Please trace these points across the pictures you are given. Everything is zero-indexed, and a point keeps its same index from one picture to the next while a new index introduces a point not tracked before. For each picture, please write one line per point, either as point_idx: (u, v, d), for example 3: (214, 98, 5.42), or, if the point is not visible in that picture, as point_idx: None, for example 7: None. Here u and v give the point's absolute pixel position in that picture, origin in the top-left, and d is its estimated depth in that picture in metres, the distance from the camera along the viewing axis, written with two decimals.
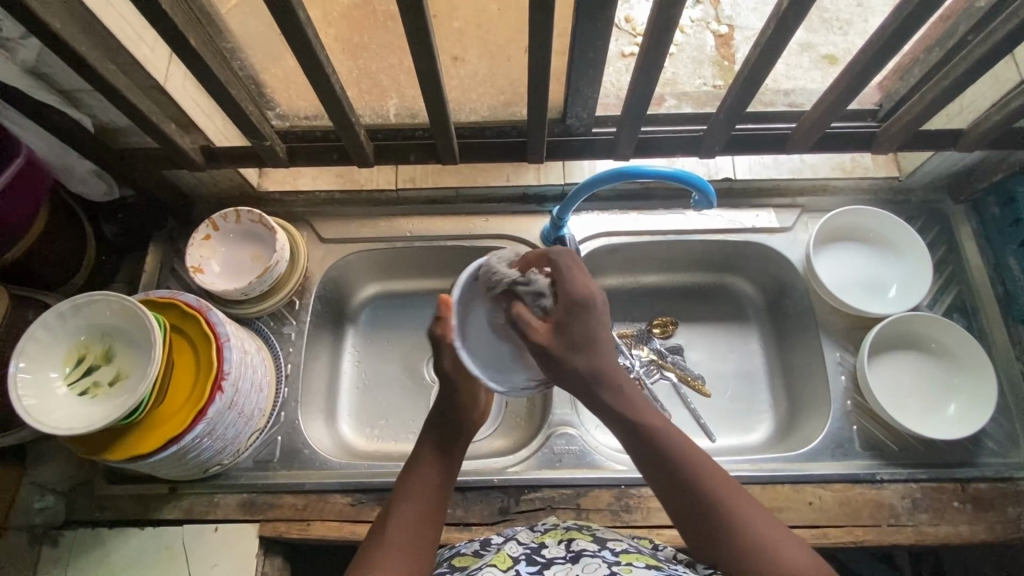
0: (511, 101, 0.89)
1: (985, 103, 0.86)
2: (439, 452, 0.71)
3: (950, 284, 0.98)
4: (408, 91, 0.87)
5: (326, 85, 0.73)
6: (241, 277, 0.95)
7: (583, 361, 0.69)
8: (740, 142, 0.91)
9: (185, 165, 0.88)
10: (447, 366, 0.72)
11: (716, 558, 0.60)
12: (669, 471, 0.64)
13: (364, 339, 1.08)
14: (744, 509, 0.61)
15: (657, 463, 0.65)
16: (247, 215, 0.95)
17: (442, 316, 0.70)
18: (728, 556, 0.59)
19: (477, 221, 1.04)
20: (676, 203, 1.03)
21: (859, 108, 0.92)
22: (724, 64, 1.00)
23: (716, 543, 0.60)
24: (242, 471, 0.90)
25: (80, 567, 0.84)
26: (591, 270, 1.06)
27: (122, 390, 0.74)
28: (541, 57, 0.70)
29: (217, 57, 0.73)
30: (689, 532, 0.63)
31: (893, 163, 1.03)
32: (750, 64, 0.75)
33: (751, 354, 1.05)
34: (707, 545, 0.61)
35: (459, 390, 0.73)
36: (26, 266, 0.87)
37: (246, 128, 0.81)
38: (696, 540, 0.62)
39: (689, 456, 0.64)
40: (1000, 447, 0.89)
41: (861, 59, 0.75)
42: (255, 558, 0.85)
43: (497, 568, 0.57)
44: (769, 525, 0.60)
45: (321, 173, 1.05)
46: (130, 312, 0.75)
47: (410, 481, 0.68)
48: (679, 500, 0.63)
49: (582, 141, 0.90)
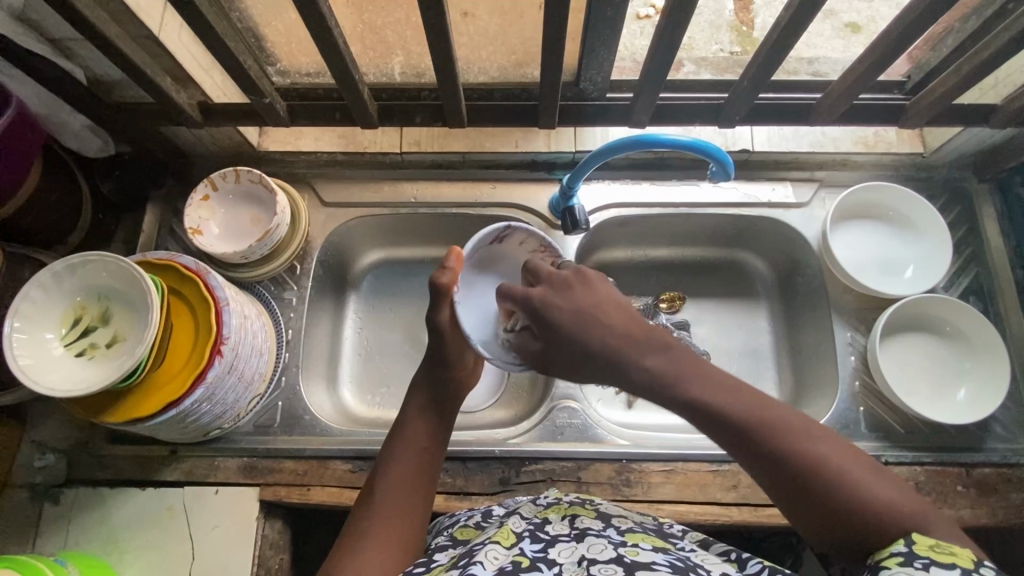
0: (522, 61, 0.85)
1: (1022, 76, 0.82)
2: (423, 412, 0.69)
3: (968, 266, 0.95)
4: (415, 48, 0.82)
5: (329, 40, 0.69)
6: (241, 239, 0.93)
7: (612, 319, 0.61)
8: (762, 111, 0.87)
9: (182, 121, 0.85)
10: (444, 318, 0.71)
11: (824, 524, 0.49)
12: (740, 435, 0.52)
13: (366, 306, 1.06)
14: (835, 456, 0.50)
15: (723, 428, 0.54)
16: (246, 175, 0.91)
17: (449, 268, 0.71)
18: (827, 518, 0.49)
19: (484, 187, 1.01)
20: (691, 174, 0.99)
21: (886, 80, 0.88)
22: (744, 31, 0.92)
23: (816, 507, 0.49)
24: (242, 436, 0.89)
25: (81, 525, 0.85)
26: (600, 241, 1.04)
27: (120, 352, 0.73)
28: (557, 15, 0.65)
29: (213, 6, 0.69)
30: (782, 499, 0.51)
31: (918, 139, 0.99)
32: (778, 28, 0.70)
33: (760, 332, 1.03)
34: (803, 510, 0.50)
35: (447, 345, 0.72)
36: (20, 223, 0.85)
37: (245, 83, 0.78)
38: (794, 507, 0.51)
39: (764, 415, 0.52)
40: (1008, 431, 0.88)
41: (896, 26, 0.70)
42: (255, 521, 0.85)
43: (501, 545, 0.56)
44: (865, 469, 0.49)
45: (323, 133, 1.01)
46: (127, 273, 0.74)
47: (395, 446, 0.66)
48: (764, 465, 0.52)
49: (595, 107, 0.87)
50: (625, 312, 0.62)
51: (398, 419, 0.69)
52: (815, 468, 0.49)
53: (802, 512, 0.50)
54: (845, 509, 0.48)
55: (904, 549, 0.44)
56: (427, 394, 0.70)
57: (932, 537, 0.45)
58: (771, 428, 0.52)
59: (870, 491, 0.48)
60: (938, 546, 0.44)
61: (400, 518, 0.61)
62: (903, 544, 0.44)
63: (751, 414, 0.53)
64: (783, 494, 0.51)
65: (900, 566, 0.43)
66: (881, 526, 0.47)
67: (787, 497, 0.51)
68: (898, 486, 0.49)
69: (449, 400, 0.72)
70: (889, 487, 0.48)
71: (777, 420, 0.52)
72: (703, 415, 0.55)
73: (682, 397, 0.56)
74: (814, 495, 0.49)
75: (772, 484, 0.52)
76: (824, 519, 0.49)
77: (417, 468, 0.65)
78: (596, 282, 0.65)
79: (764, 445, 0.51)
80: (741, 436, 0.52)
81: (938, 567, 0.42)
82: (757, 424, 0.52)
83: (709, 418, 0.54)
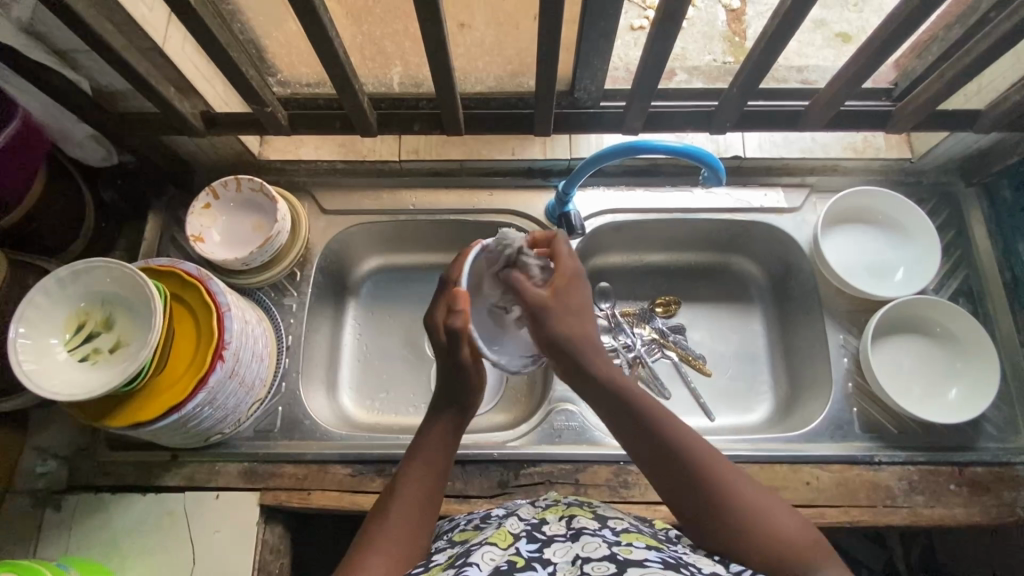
0: (518, 71, 0.87)
1: (1004, 82, 0.84)
2: (446, 433, 0.69)
3: (957, 269, 0.97)
4: (413, 58, 0.84)
5: (331, 50, 0.71)
6: (242, 246, 0.94)
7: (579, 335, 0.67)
8: (752, 118, 0.89)
9: (185, 130, 0.86)
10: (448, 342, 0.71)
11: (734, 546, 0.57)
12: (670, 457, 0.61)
13: (365, 313, 1.07)
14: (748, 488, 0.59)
15: (657, 450, 0.62)
16: (248, 183, 0.93)
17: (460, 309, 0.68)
18: (733, 542, 0.57)
19: (482, 194, 1.02)
20: (684, 181, 1.01)
21: (873, 87, 0.90)
22: (735, 41, 0.96)
23: (724, 528, 0.57)
24: (243, 441, 0.90)
25: (83, 531, 0.85)
26: (595, 247, 1.05)
27: (123, 357, 0.74)
28: (552, 26, 0.67)
29: (216, 18, 0.70)
30: (695, 521, 0.59)
31: (905, 144, 1.01)
32: (765, 37, 0.73)
33: (755, 335, 1.05)
34: (713, 533, 0.58)
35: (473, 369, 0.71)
36: (24, 231, 0.86)
37: (247, 93, 0.79)
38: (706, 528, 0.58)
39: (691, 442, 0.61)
40: (1000, 431, 0.89)
41: (880, 35, 0.72)
42: (256, 526, 0.86)
43: (498, 546, 0.57)
44: (770, 501, 0.59)
45: (323, 142, 1.04)
46: (130, 279, 0.75)
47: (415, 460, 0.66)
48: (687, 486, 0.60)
49: (589, 114, 0.88)
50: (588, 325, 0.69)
51: (422, 430, 0.69)
52: (730, 499, 0.58)
53: (711, 532, 0.58)
54: (751, 534, 0.56)
55: None
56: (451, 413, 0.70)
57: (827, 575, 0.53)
58: (699, 456, 0.61)
59: (773, 520, 0.57)
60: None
61: (402, 542, 0.60)
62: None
63: (684, 442, 0.61)
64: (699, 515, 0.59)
65: None
66: (779, 552, 0.55)
67: (700, 520, 0.59)
68: (797, 521, 0.58)
69: (463, 424, 0.71)
70: (789, 519, 0.57)
71: (705, 453, 0.61)
72: (642, 434, 0.63)
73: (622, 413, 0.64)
74: (726, 520, 0.57)
75: (688, 506, 0.60)
76: (728, 542, 0.57)
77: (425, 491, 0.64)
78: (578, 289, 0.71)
79: (690, 469, 0.60)
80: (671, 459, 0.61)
81: None
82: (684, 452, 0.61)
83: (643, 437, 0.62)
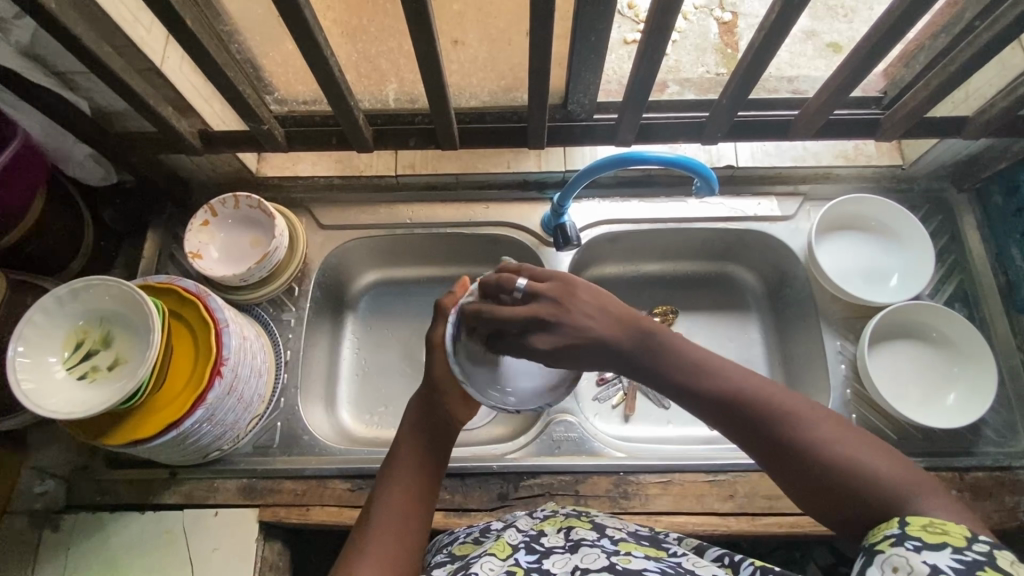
0: (511, 86, 0.88)
1: (990, 90, 0.85)
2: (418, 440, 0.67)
3: (951, 273, 0.97)
4: (408, 75, 0.86)
5: (325, 68, 0.72)
6: (240, 262, 0.95)
7: (607, 320, 0.60)
8: (743, 128, 0.90)
9: (183, 149, 0.87)
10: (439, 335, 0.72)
11: (815, 491, 0.50)
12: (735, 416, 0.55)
13: (364, 326, 1.08)
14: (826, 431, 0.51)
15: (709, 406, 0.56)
16: (246, 201, 0.94)
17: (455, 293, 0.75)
18: (821, 491, 0.49)
19: (478, 208, 1.03)
20: (678, 191, 1.02)
21: (863, 96, 0.91)
22: (728, 52, 0.99)
23: (815, 483, 0.50)
24: (241, 457, 0.90)
25: (81, 550, 0.85)
26: (591, 257, 1.06)
27: (122, 374, 0.74)
28: (543, 41, 0.68)
29: (214, 39, 0.72)
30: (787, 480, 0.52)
31: (896, 151, 1.02)
32: (752, 48, 0.74)
33: (752, 343, 1.05)
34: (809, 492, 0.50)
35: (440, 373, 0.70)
36: (23, 250, 0.87)
37: (244, 111, 0.80)
38: (787, 477, 0.51)
39: (749, 392, 0.54)
40: (999, 435, 0.89)
41: (865, 45, 0.74)
42: (255, 543, 0.85)
43: (496, 557, 0.57)
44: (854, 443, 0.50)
45: (319, 158, 1.04)
46: (128, 297, 0.75)
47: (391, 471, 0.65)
48: (760, 445, 0.53)
49: (582, 127, 0.89)
50: (620, 313, 0.60)
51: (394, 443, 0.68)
52: (803, 445, 0.51)
53: (804, 490, 0.50)
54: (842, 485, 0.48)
55: (898, 530, 0.44)
56: (421, 419, 0.69)
57: (925, 511, 0.44)
58: (760, 404, 0.54)
59: (857, 463, 0.48)
60: (931, 525, 0.43)
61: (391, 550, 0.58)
62: (896, 525, 0.44)
63: (740, 394, 0.55)
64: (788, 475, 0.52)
65: (893, 547, 0.43)
66: (876, 496, 0.47)
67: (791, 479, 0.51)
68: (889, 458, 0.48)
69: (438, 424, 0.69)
70: (880, 458, 0.48)
71: (768, 403, 0.53)
72: (694, 396, 0.57)
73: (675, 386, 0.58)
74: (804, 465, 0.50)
75: (775, 465, 0.53)
76: (826, 497, 0.49)
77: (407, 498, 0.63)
78: (573, 283, 0.61)
79: (751, 420, 0.53)
80: (732, 411, 0.55)
81: (930, 550, 0.41)
82: (742, 402, 0.54)
83: (698, 397, 0.56)
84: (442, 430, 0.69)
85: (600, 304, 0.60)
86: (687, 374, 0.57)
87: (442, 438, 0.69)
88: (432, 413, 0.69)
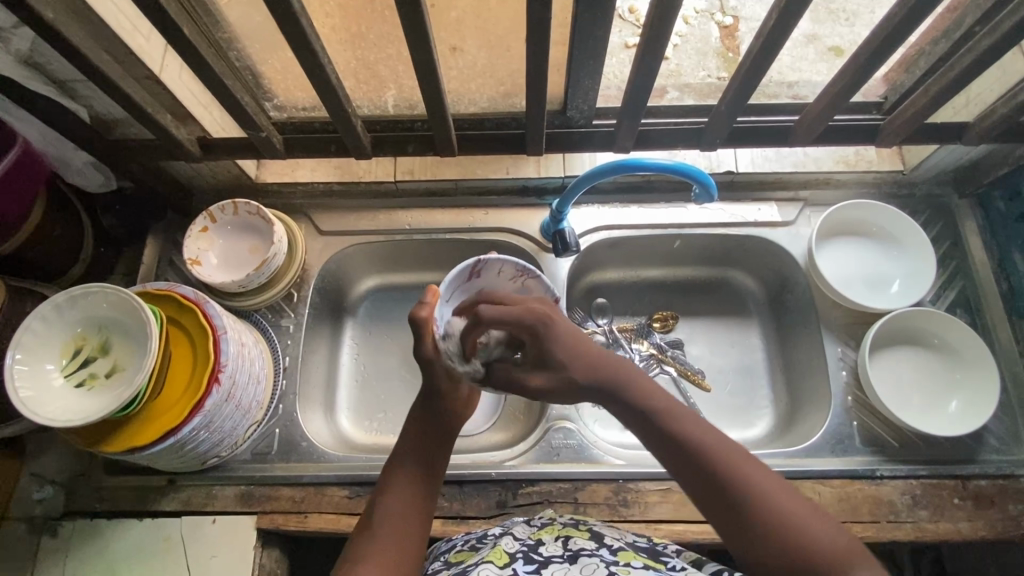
0: (510, 92, 0.87)
1: (991, 96, 0.85)
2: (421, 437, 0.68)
3: (953, 280, 0.97)
4: (407, 82, 0.86)
5: (323, 76, 0.72)
6: (238, 269, 0.95)
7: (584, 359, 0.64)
8: (742, 134, 0.90)
9: (182, 156, 0.87)
10: (430, 350, 0.69)
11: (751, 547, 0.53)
12: (696, 464, 0.56)
13: (363, 331, 1.08)
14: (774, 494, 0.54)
15: (672, 446, 0.58)
16: (245, 207, 0.94)
17: (427, 302, 0.68)
18: (765, 546, 0.52)
19: (477, 213, 1.03)
20: (678, 196, 1.02)
21: (864, 100, 0.90)
22: (729, 56, 0.99)
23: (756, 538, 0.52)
24: (239, 464, 0.90)
25: (78, 555, 0.85)
26: (590, 263, 1.05)
27: (119, 382, 0.74)
28: (540, 48, 0.68)
29: (212, 47, 0.72)
30: (714, 526, 0.56)
31: (898, 156, 1.02)
32: (751, 55, 0.74)
33: (753, 349, 1.05)
34: (742, 543, 0.53)
35: (438, 376, 0.70)
36: (22, 258, 0.87)
37: (243, 119, 0.81)
38: (729, 529, 0.54)
39: (713, 443, 0.57)
40: (1002, 443, 0.88)
41: (864, 51, 0.73)
42: (253, 550, 0.85)
43: (495, 565, 0.56)
44: (804, 508, 0.53)
45: (319, 164, 1.05)
46: (127, 304, 0.75)
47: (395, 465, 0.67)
48: (711, 490, 0.55)
49: (581, 133, 0.89)
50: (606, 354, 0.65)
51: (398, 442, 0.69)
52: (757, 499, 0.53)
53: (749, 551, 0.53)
54: (778, 543, 0.51)
55: None
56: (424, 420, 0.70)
57: None
58: (722, 456, 0.56)
59: (808, 530, 0.51)
60: None
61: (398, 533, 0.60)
62: None
63: (701, 443, 0.57)
64: (721, 521, 0.55)
65: None
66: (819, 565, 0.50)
67: (725, 526, 0.54)
68: (837, 531, 0.52)
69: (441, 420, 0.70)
70: (831, 532, 0.51)
71: (729, 457, 0.56)
72: (659, 433, 0.59)
73: (652, 428, 0.60)
74: (751, 519, 0.53)
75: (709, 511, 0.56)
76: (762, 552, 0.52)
77: (414, 489, 0.64)
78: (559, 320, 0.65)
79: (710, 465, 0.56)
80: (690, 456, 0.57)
81: None
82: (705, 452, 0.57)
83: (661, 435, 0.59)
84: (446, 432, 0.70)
85: (584, 347, 0.65)
86: (658, 413, 0.60)
87: (447, 436, 0.70)
88: (437, 420, 0.70)
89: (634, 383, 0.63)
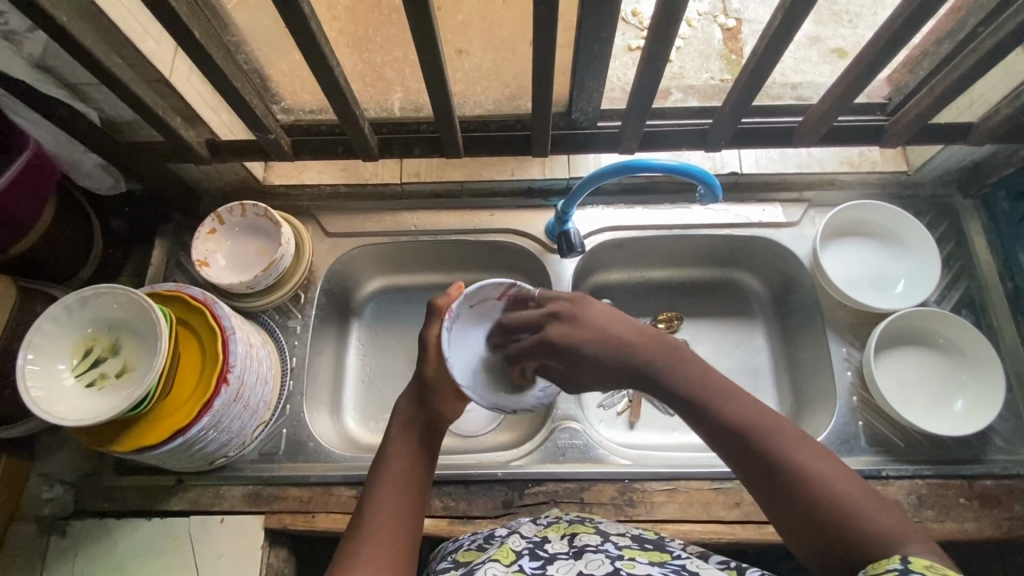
0: (516, 94, 0.88)
1: (995, 96, 0.85)
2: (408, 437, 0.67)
3: (959, 280, 0.97)
4: (414, 84, 0.86)
5: (331, 79, 0.73)
6: (246, 270, 0.95)
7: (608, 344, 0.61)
8: (746, 135, 0.90)
9: (191, 158, 0.88)
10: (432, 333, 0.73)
11: (801, 526, 0.50)
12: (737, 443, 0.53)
13: (369, 333, 1.08)
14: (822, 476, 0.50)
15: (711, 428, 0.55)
16: (253, 209, 0.95)
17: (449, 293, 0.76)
18: (814, 526, 0.49)
19: (482, 215, 1.04)
20: (682, 197, 1.02)
21: (868, 101, 0.90)
22: (732, 58, 1.00)
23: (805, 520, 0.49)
24: (246, 464, 0.90)
25: (88, 554, 0.86)
26: (595, 264, 1.06)
27: (129, 382, 0.75)
28: (546, 50, 0.69)
29: (221, 50, 0.72)
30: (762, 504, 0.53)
31: (902, 157, 1.02)
32: (755, 56, 0.74)
33: (758, 350, 1.05)
34: (792, 524, 0.50)
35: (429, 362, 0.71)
36: (33, 259, 0.88)
37: (251, 121, 0.81)
38: (777, 508, 0.51)
39: (756, 420, 0.53)
40: (1008, 443, 0.88)
41: (868, 52, 0.74)
42: (260, 550, 0.86)
43: (501, 563, 0.57)
44: (855, 485, 0.50)
45: (325, 167, 1.05)
46: (137, 304, 0.76)
47: (383, 465, 0.65)
48: (756, 470, 0.52)
49: (586, 135, 0.90)
50: (633, 328, 0.61)
51: (385, 442, 0.68)
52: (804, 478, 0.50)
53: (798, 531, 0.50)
54: (829, 523, 0.48)
55: (901, 565, 0.44)
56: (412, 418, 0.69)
57: (918, 554, 0.45)
58: (764, 434, 0.53)
59: (860, 510, 0.48)
60: (932, 568, 0.43)
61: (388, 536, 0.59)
62: (898, 562, 0.44)
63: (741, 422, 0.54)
64: (768, 500, 0.52)
65: None
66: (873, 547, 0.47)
67: (775, 507, 0.51)
68: (888, 508, 0.49)
69: (428, 418, 0.69)
70: (883, 511, 0.48)
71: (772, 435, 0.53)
72: (695, 414, 0.56)
73: (688, 411, 0.56)
74: (799, 499, 0.50)
75: (762, 497, 0.52)
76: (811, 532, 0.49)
77: (403, 490, 0.63)
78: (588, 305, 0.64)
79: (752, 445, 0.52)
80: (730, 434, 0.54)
81: None
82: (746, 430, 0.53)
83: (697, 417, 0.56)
84: (435, 429, 0.69)
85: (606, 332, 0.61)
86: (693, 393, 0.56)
87: (434, 432, 0.69)
88: (423, 411, 0.69)
89: (666, 363, 0.58)
